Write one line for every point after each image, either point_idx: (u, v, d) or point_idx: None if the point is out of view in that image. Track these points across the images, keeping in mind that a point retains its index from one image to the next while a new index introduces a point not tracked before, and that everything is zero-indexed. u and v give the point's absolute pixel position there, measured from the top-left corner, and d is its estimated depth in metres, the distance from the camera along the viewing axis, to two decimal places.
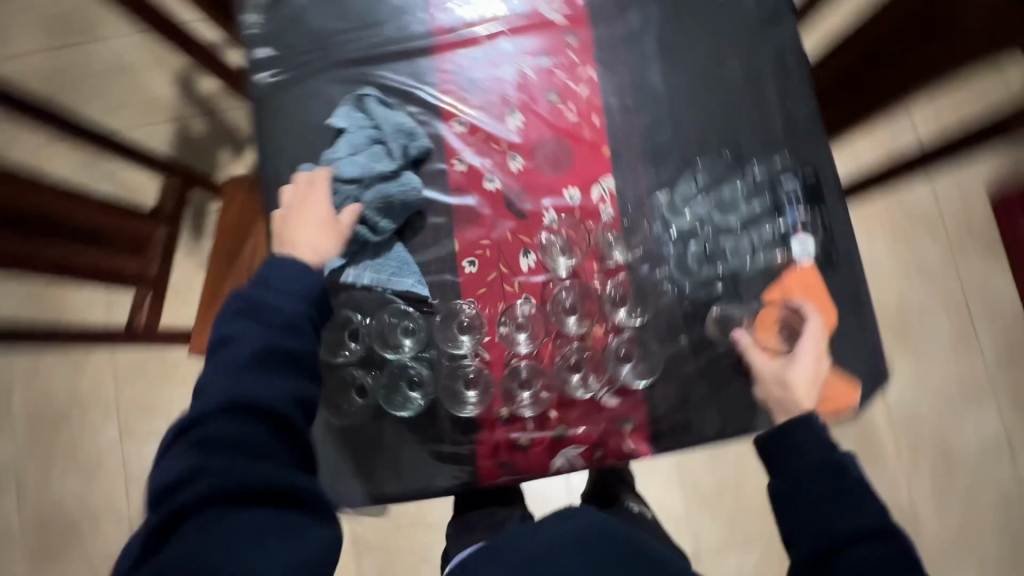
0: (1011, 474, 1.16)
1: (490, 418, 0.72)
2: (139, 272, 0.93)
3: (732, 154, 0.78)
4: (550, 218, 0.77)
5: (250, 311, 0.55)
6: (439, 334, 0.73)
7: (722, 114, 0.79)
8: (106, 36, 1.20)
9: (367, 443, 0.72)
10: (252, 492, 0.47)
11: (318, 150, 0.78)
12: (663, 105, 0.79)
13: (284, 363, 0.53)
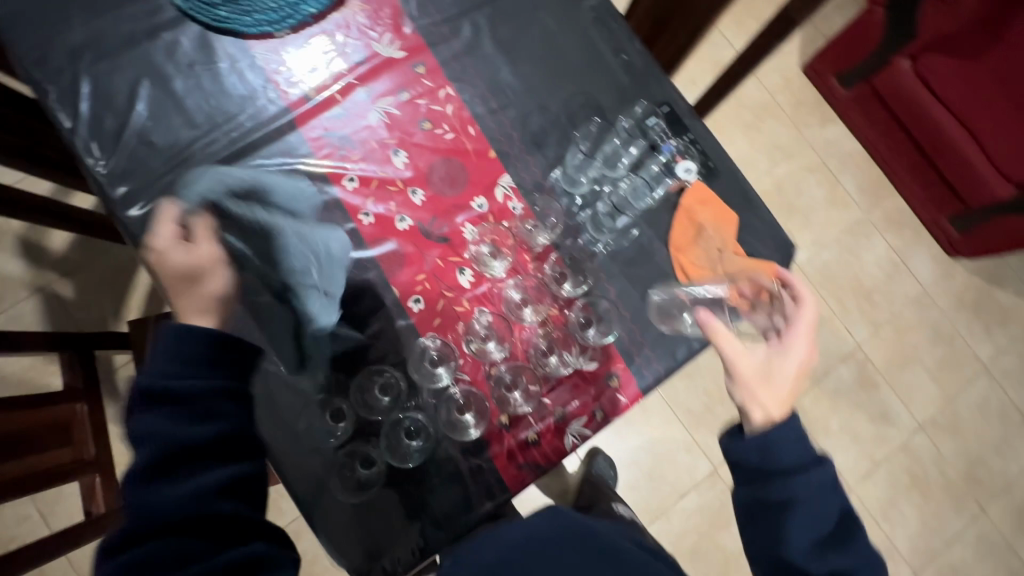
0: (912, 283, 1.37)
1: (483, 440, 0.60)
2: (79, 457, 0.83)
3: (600, 117, 0.69)
4: (470, 232, 0.65)
5: (144, 410, 0.49)
6: (390, 384, 0.61)
7: (578, 72, 0.70)
8: None
9: (360, 522, 0.58)
10: (196, 556, 0.46)
11: None
12: (536, 75, 0.70)
13: (198, 448, 0.50)
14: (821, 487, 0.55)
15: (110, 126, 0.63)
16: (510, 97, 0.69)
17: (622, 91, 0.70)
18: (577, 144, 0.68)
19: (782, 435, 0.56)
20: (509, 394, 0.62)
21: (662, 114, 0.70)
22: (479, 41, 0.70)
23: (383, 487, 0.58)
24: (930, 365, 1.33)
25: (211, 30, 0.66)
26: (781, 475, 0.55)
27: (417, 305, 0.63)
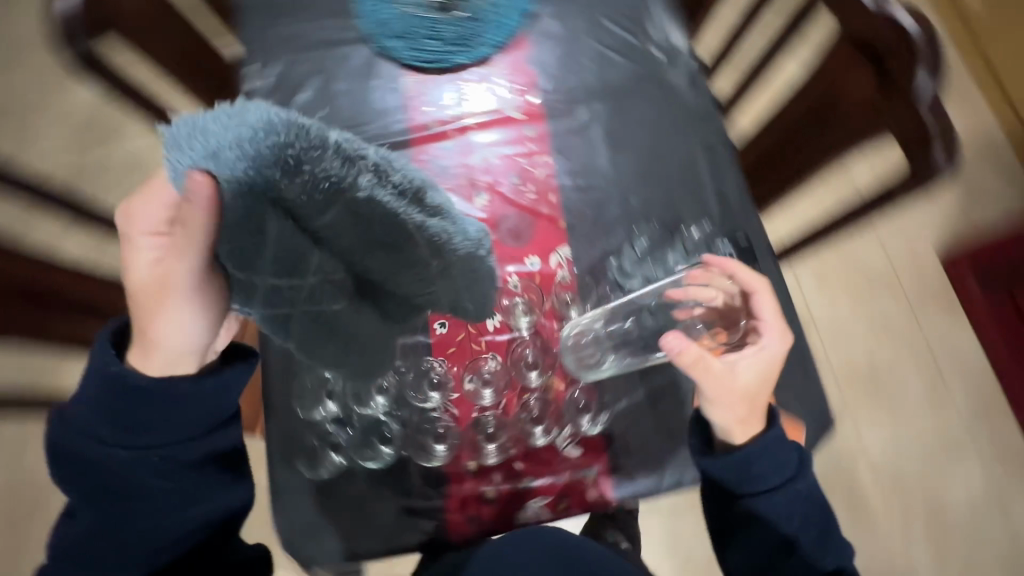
0: (1007, 533, 1.15)
1: (444, 475, 0.62)
2: None
3: (672, 227, 0.71)
4: (512, 283, 0.68)
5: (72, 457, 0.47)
6: (388, 386, 0.64)
7: (671, 181, 0.73)
8: (124, 135, 1.28)
9: (304, 505, 0.61)
10: None
11: None
12: (628, 171, 0.74)
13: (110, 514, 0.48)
14: (801, 494, 0.54)
15: (276, 104, 0.77)
16: (597, 182, 0.73)
17: (703, 211, 0.72)
18: (641, 241, 0.71)
19: (761, 458, 0.52)
20: (485, 443, 0.63)
21: (734, 245, 0.71)
22: (589, 126, 0.76)
23: (342, 475, 0.61)
24: None
25: (380, 54, 0.79)
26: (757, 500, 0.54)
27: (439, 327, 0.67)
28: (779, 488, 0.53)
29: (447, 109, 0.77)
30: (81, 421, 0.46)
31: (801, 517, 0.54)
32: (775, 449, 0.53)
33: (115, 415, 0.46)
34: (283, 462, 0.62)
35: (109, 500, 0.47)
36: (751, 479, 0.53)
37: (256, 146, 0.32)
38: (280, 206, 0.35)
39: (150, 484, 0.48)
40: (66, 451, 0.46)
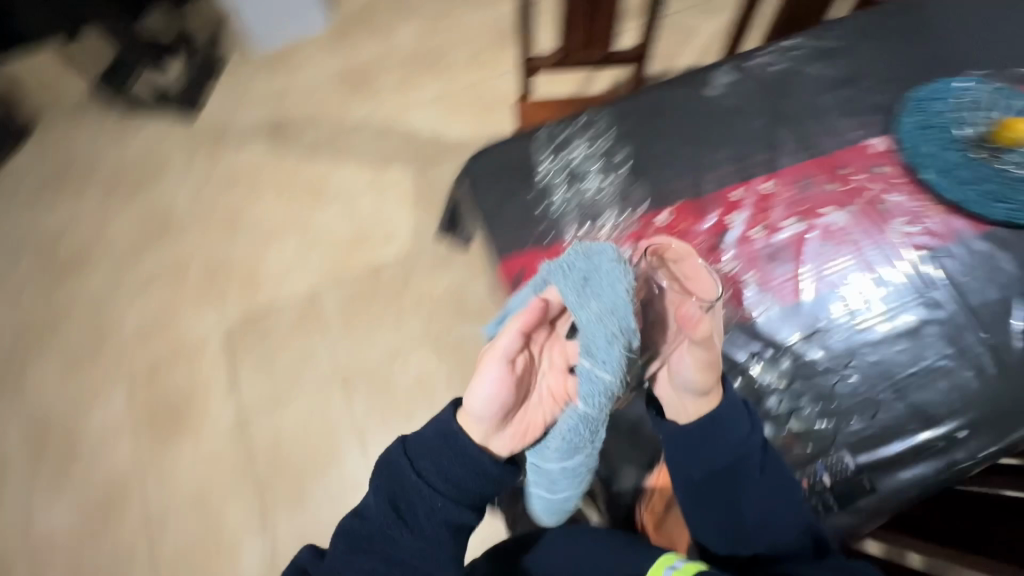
0: None
1: (551, 247, 0.75)
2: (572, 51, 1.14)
3: (838, 409, 0.68)
4: (726, 266, 0.74)
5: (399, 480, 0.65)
6: (609, 191, 0.77)
7: (887, 407, 0.68)
8: (704, 22, 1.64)
9: (501, 159, 0.80)
10: None
11: (723, 84, 0.83)
12: (882, 361, 0.70)
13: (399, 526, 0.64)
14: (774, 459, 0.65)
15: (811, 48, 0.85)
16: (854, 334, 0.70)
17: (872, 441, 0.67)
18: (809, 372, 0.70)
19: (733, 426, 0.64)
20: None
21: (845, 471, 0.66)
22: (914, 314, 0.71)
23: (537, 174, 0.78)
24: None
25: (894, 111, 0.81)
26: (720, 467, 0.64)
27: (664, 214, 0.76)
28: (746, 455, 0.64)
29: (872, 178, 0.78)
30: (417, 451, 0.66)
31: (769, 475, 0.64)
32: (737, 416, 0.64)
33: (449, 451, 0.65)
34: (528, 136, 0.81)
35: (411, 503, 0.65)
36: (717, 450, 0.64)
37: (612, 280, 0.58)
38: (618, 324, 0.58)
39: (433, 505, 0.65)
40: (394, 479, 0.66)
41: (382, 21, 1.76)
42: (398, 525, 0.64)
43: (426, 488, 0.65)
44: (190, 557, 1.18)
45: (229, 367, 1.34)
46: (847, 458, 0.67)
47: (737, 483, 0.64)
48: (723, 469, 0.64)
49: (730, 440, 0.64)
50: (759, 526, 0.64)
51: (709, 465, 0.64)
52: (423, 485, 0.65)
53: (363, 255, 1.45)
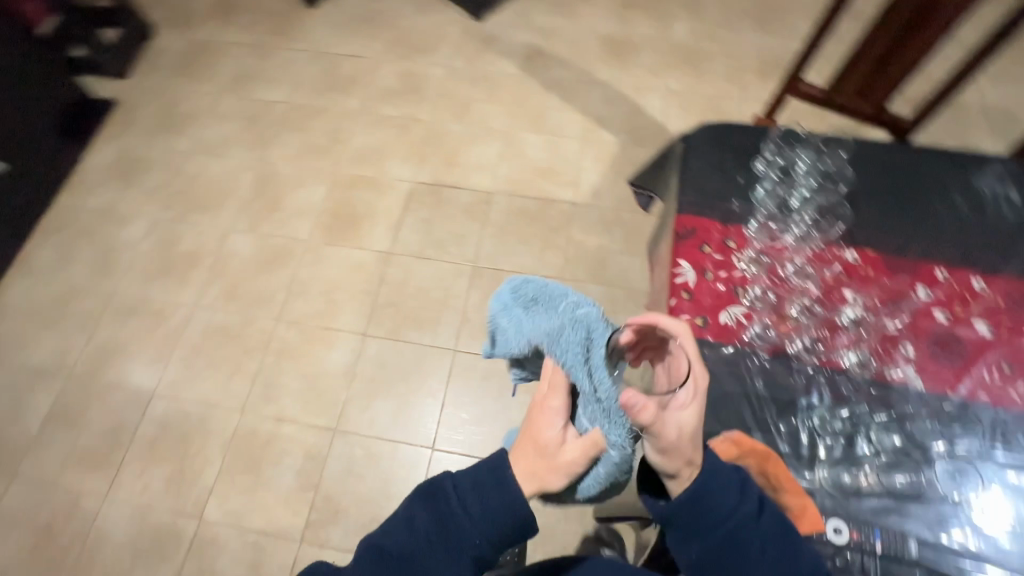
0: None
1: (733, 222, 0.78)
2: (838, 91, 1.13)
3: (934, 499, 0.61)
4: (892, 322, 0.70)
5: (443, 503, 0.56)
6: (814, 209, 0.77)
7: (989, 531, 0.60)
8: (987, 145, 1.49)
9: (731, 135, 0.84)
10: None
11: (988, 177, 0.79)
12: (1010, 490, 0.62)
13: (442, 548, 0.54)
14: (782, 534, 0.57)
15: None
16: (993, 453, 0.63)
17: (954, 548, 0.59)
18: (923, 451, 0.63)
19: (716, 494, 0.56)
20: (749, 253, 0.75)
21: (907, 554, 0.59)
22: None
23: (756, 161, 0.81)
24: None
25: None
26: (712, 539, 0.56)
27: (856, 253, 0.74)
28: (740, 523, 0.56)
29: None
30: (455, 489, 0.56)
31: (780, 550, 0.56)
32: (726, 479, 0.57)
33: (496, 489, 0.54)
34: (766, 128, 0.84)
35: (449, 541, 0.55)
36: (704, 519, 0.56)
37: (576, 343, 0.54)
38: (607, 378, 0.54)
39: (475, 538, 0.54)
40: (445, 501, 0.56)
41: (666, 11, 1.87)
42: (436, 546, 0.54)
43: (461, 527, 0.54)
44: (303, 325, 1.43)
45: (401, 211, 1.57)
46: (914, 543, 0.59)
47: (738, 560, 0.56)
48: (718, 544, 0.56)
49: (719, 507, 0.56)
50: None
51: (701, 542, 0.56)
52: (461, 514, 0.55)
53: (544, 185, 1.59)
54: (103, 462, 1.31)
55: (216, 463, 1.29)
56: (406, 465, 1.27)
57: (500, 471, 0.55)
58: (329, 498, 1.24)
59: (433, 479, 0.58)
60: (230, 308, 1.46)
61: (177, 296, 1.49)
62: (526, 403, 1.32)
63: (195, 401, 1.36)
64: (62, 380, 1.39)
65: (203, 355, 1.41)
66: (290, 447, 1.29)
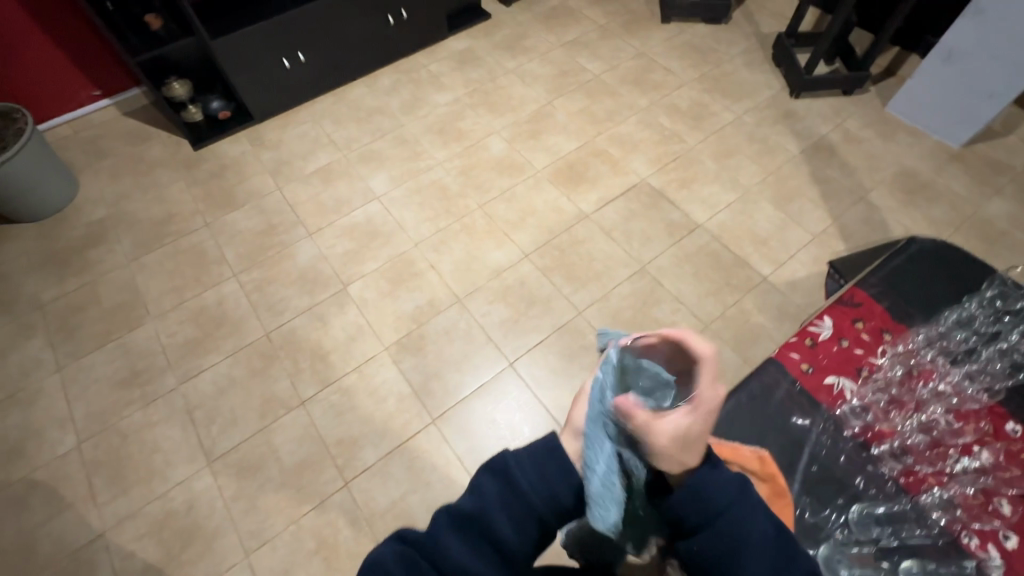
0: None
1: (902, 321, 0.75)
2: None
3: None
4: (1005, 504, 0.61)
5: (503, 473, 0.58)
6: (1001, 365, 0.70)
7: None
8: None
9: (961, 261, 0.80)
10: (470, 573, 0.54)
11: None
12: None
13: (510, 514, 0.56)
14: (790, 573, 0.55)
15: None
16: None
17: None
18: None
19: (715, 484, 0.55)
20: (896, 352, 0.72)
21: None
22: None
23: (972, 294, 0.76)
24: (267, 477, 1.29)
25: None
26: (712, 532, 0.55)
27: (1019, 428, 0.65)
28: (736, 519, 0.55)
29: None
30: (515, 462, 0.58)
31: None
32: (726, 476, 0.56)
33: (553, 464, 0.57)
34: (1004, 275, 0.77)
35: (516, 505, 0.57)
36: (700, 508, 0.56)
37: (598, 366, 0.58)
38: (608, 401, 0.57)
39: (538, 499, 0.57)
40: (502, 474, 0.58)
41: (994, 183, 1.68)
42: (506, 507, 0.57)
43: (528, 498, 0.56)
44: (493, 221, 1.70)
45: (619, 194, 1.74)
46: None
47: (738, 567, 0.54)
48: (717, 543, 0.55)
49: (715, 503, 0.56)
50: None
51: (700, 533, 0.56)
52: (524, 480, 0.57)
53: (748, 249, 1.59)
54: (324, 214, 1.74)
55: (377, 263, 1.63)
56: (484, 360, 1.44)
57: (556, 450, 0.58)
58: (422, 338, 1.48)
59: (495, 456, 0.59)
60: (457, 179, 1.81)
61: (434, 150, 1.89)
62: None
63: (395, 218, 1.72)
64: (340, 154, 1.90)
65: (420, 195, 1.77)
66: (425, 288, 1.57)
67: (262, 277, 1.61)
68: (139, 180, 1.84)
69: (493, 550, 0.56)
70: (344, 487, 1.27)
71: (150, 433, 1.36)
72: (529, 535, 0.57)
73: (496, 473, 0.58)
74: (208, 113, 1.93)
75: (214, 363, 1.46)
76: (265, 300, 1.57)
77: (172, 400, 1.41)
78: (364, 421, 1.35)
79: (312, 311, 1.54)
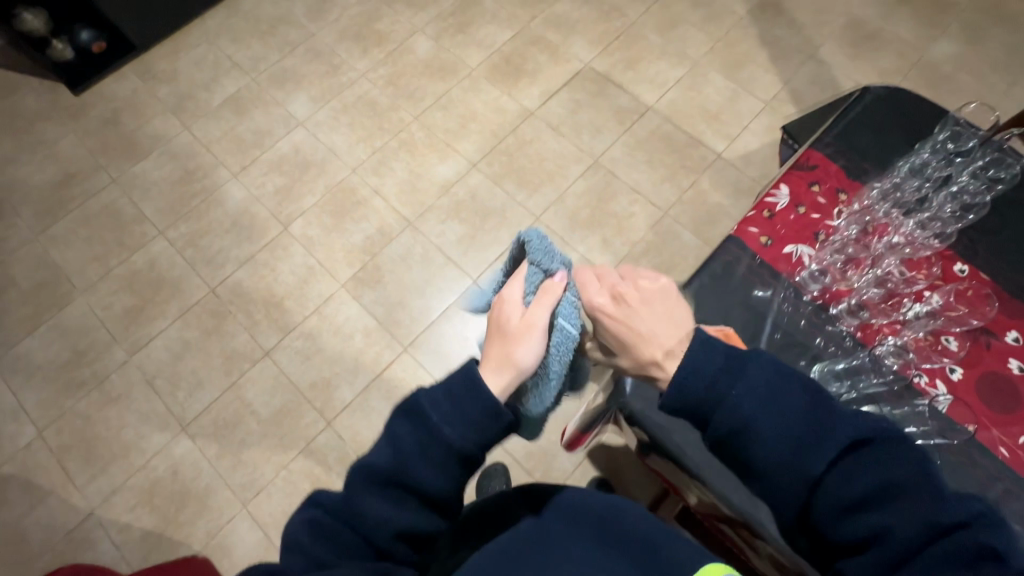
0: (254, 526, 1.20)
1: (855, 179, 0.73)
2: None
3: None
4: (948, 340, 0.64)
5: (415, 412, 0.56)
6: (952, 209, 0.70)
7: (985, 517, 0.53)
8: None
9: (915, 107, 0.77)
10: (396, 518, 0.54)
11: None
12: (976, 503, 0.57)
13: (425, 450, 0.55)
14: (817, 437, 0.49)
15: None
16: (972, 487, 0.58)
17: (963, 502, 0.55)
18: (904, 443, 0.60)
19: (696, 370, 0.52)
20: (853, 209, 0.71)
21: None
22: None
23: (925, 139, 0.74)
24: (248, 432, 1.27)
25: None
26: (725, 418, 0.51)
27: (966, 267, 0.68)
28: (733, 388, 0.52)
29: None
30: (428, 402, 0.56)
31: (803, 454, 0.50)
32: (708, 348, 0.53)
33: (468, 392, 0.55)
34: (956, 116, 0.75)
35: (429, 441, 0.55)
36: (695, 390, 0.52)
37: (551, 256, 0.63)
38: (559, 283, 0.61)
39: (450, 430, 0.55)
40: (414, 412, 0.56)
41: (939, 24, 1.63)
42: (423, 443, 0.55)
43: (442, 434, 0.54)
44: (432, 133, 1.57)
45: (563, 85, 1.61)
46: None
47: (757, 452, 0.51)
48: (730, 428, 0.51)
49: (710, 382, 0.52)
50: (871, 551, 0.47)
51: (711, 424, 0.53)
52: (435, 416, 0.55)
53: (701, 126, 1.54)
54: (245, 150, 1.57)
55: (315, 197, 1.51)
56: (447, 280, 1.39)
57: (475, 375, 0.56)
58: (379, 269, 1.41)
59: (408, 398, 0.57)
60: (386, 90, 1.63)
61: (353, 60, 1.68)
62: None
63: (325, 145, 1.57)
64: (247, 79, 1.67)
65: (348, 114, 1.61)
66: (373, 217, 1.47)
67: (192, 231, 1.48)
68: (20, 140, 1.60)
69: (416, 496, 0.55)
70: (328, 427, 1.27)
71: (113, 410, 1.31)
72: (453, 471, 0.56)
73: (406, 410, 0.57)
74: (78, 46, 1.65)
75: (163, 329, 1.38)
76: (201, 255, 1.45)
77: (127, 373, 1.34)
78: (335, 360, 1.33)
79: (256, 259, 1.44)
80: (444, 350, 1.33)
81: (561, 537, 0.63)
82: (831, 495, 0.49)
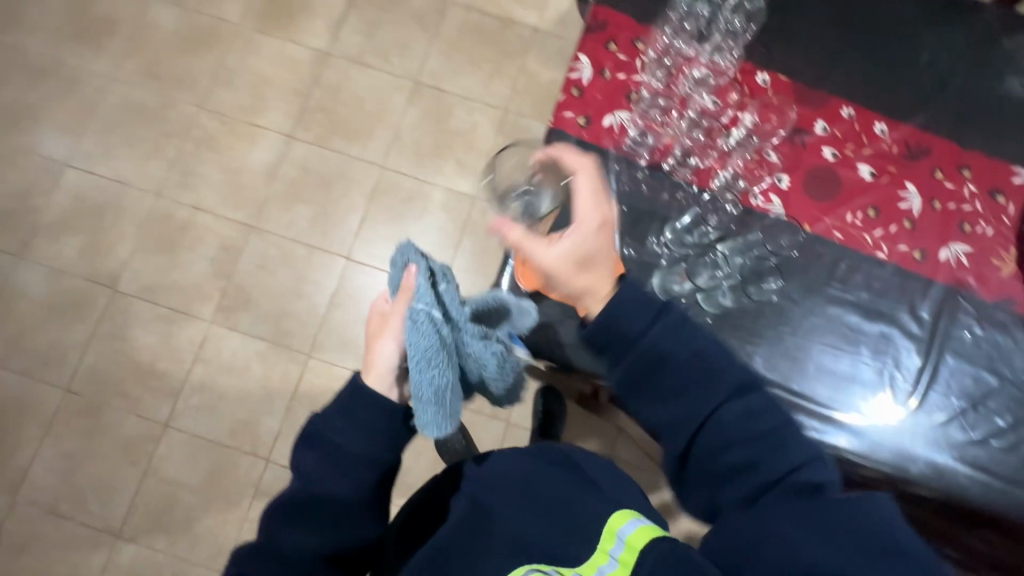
0: None
1: (645, 21, 0.70)
2: None
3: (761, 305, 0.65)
4: (769, 154, 0.68)
5: (317, 437, 0.53)
6: (739, 23, 0.71)
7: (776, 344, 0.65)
8: None
9: None
10: (323, 536, 0.51)
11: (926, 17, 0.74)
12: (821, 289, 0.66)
13: (336, 466, 0.52)
14: (703, 375, 0.49)
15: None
16: (817, 285, 0.66)
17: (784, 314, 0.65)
18: (753, 277, 0.65)
19: (628, 311, 0.50)
20: (654, 57, 0.69)
21: None
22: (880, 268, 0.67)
23: None
24: (189, 506, 1.19)
25: None
26: (635, 353, 0.50)
27: (766, 76, 0.70)
28: (652, 336, 0.50)
29: (965, 224, 0.69)
30: (326, 424, 0.54)
31: (700, 387, 0.49)
32: (639, 300, 0.51)
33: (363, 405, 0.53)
34: None
35: (338, 457, 0.53)
36: (630, 319, 0.51)
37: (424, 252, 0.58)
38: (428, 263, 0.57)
39: (355, 445, 0.53)
40: (316, 433, 0.54)
41: None
42: (331, 460, 0.53)
43: (347, 446, 0.53)
44: (227, 116, 1.35)
45: (346, 8, 1.40)
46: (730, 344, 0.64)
47: (658, 388, 0.50)
48: (638, 366, 0.50)
49: (631, 321, 0.50)
50: (735, 481, 0.46)
51: (619, 360, 0.51)
52: (339, 438, 0.53)
53: (506, 2, 1.42)
54: (16, 222, 1.29)
55: (130, 241, 1.29)
56: (319, 269, 1.28)
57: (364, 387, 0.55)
58: (242, 288, 1.27)
59: (309, 425, 0.54)
60: (148, 86, 1.36)
61: (89, 63, 1.36)
62: (447, 227, 1.30)
63: (109, 178, 1.31)
64: None
65: (118, 131, 1.33)
66: (207, 236, 1.29)
67: (5, 337, 1.24)
68: None
69: (340, 512, 0.52)
70: (268, 463, 1.21)
71: (29, 557, 1.16)
72: (375, 479, 0.54)
73: (308, 434, 0.54)
74: None
75: (34, 454, 1.20)
76: (32, 359, 1.23)
77: (22, 515, 1.18)
78: (243, 399, 1.23)
79: (99, 335, 1.25)
80: (348, 337, 1.26)
81: (493, 516, 0.51)
82: (708, 439, 0.48)
